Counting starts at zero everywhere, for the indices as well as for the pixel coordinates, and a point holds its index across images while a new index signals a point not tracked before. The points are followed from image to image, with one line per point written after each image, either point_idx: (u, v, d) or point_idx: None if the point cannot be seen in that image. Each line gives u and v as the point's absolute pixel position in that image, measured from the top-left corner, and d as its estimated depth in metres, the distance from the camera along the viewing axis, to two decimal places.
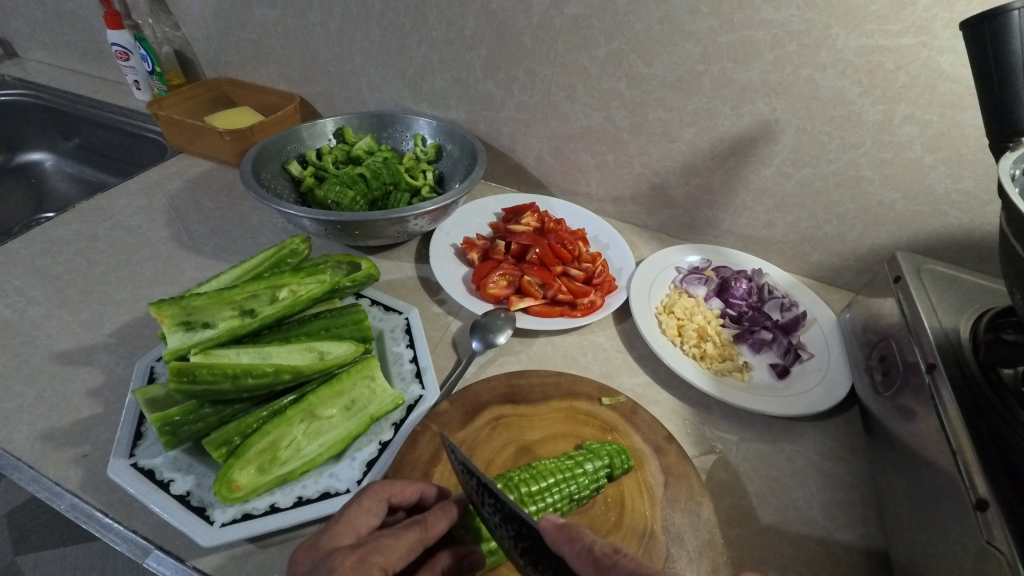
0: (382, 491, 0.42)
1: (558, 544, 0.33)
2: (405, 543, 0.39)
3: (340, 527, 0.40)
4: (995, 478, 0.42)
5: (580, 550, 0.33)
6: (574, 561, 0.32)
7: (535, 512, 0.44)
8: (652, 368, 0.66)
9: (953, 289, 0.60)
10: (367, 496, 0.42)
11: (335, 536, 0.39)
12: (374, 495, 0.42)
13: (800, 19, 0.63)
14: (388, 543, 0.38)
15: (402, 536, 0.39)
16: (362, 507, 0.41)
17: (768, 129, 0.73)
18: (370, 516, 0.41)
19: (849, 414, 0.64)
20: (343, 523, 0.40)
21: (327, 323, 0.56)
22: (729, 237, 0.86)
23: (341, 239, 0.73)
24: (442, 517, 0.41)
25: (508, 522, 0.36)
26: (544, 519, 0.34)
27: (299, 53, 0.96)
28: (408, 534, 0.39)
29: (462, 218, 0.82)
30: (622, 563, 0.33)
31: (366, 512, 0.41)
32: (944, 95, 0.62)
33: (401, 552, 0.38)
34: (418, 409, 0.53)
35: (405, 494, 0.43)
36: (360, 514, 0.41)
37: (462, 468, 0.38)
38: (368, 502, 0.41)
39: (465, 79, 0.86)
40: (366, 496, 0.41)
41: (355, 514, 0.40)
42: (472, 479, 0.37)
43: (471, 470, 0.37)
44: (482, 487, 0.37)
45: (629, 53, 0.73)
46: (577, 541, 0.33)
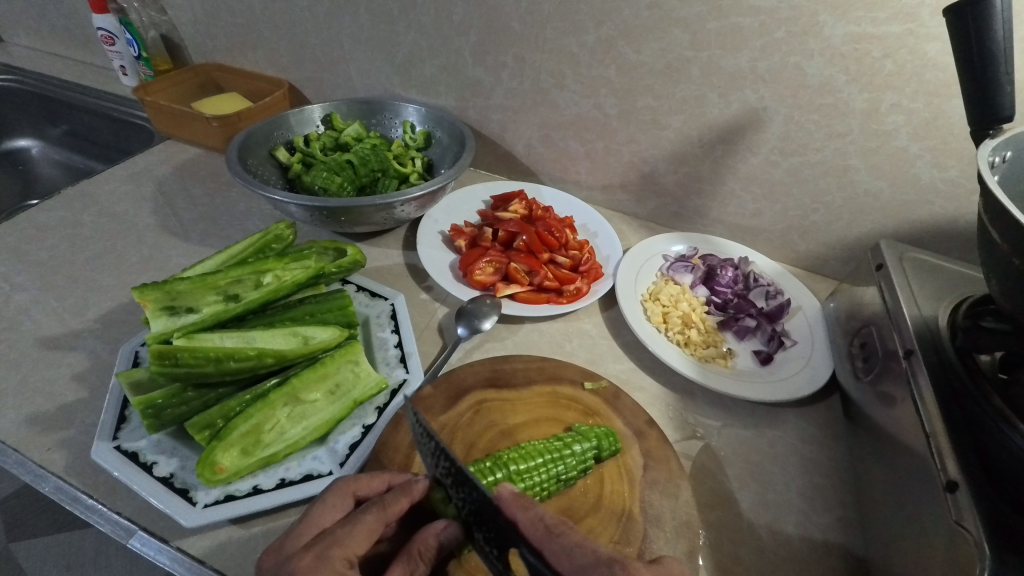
0: (346, 486, 0.42)
1: (513, 510, 0.39)
2: (364, 529, 0.39)
3: (306, 525, 0.40)
4: (964, 460, 0.43)
5: (531, 516, 0.38)
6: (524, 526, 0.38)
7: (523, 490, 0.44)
8: (636, 355, 0.66)
9: (933, 277, 0.60)
10: (332, 494, 0.42)
11: (299, 537, 0.40)
12: (339, 491, 0.42)
13: (788, 6, 0.63)
14: (347, 534, 0.38)
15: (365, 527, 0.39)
16: (328, 503, 0.41)
17: (756, 117, 0.73)
18: (337, 508, 0.41)
19: (831, 401, 0.65)
20: (307, 522, 0.40)
21: (312, 309, 0.56)
22: (718, 226, 0.86)
23: (328, 226, 0.73)
24: (401, 496, 0.41)
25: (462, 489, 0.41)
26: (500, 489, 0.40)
27: (288, 39, 0.95)
28: (371, 523, 0.39)
29: (450, 205, 0.81)
30: (565, 532, 0.38)
31: (331, 508, 0.41)
32: (930, 84, 0.63)
33: (363, 539, 0.39)
34: (401, 394, 0.53)
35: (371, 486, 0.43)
36: (326, 510, 0.41)
37: (424, 433, 0.42)
38: (333, 499, 0.41)
39: (454, 65, 0.85)
40: (332, 492, 0.42)
41: (322, 509, 0.41)
42: (432, 443, 0.42)
43: (431, 436, 0.42)
44: (440, 456, 0.41)
45: (618, 39, 0.73)
46: (530, 508, 0.39)
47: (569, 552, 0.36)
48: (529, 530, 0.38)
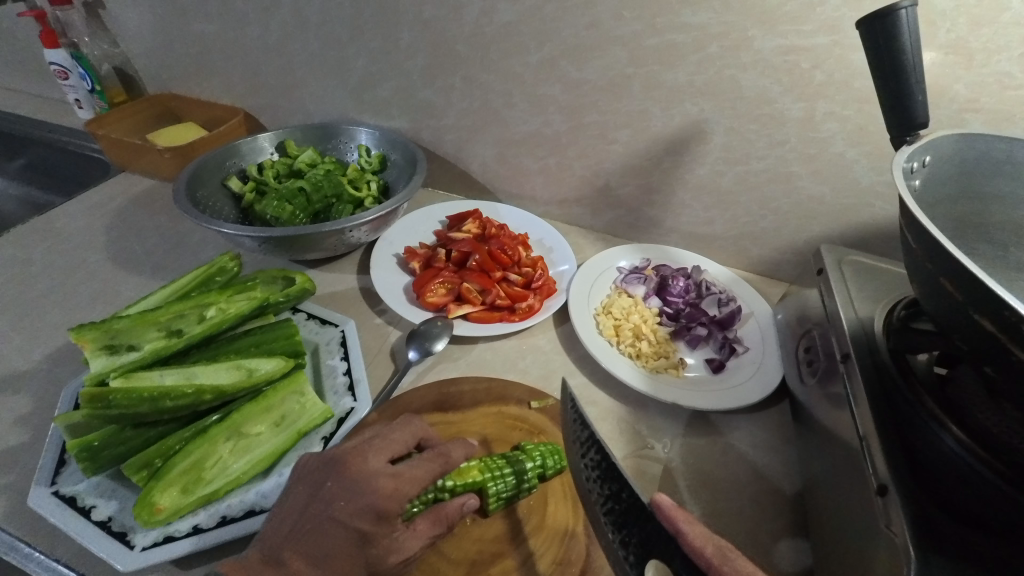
0: (404, 426, 0.49)
1: (676, 521, 0.38)
2: (429, 470, 0.46)
3: (382, 446, 0.46)
4: (894, 464, 0.44)
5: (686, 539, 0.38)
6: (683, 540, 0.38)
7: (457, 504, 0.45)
8: (590, 369, 0.67)
9: (870, 280, 0.62)
10: (404, 431, 0.48)
11: (378, 452, 0.46)
12: (412, 428, 0.49)
13: (719, 21, 0.65)
14: (419, 471, 0.46)
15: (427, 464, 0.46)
16: (396, 437, 0.48)
17: (698, 129, 0.74)
18: (401, 443, 0.48)
19: (782, 405, 0.66)
20: (383, 441, 0.47)
21: (257, 339, 0.56)
22: (673, 235, 0.88)
23: (280, 255, 0.72)
24: (462, 447, 0.48)
25: (604, 482, 0.39)
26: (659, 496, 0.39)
27: (241, 67, 0.95)
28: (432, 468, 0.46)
29: (405, 226, 0.82)
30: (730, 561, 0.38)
31: (403, 437, 0.48)
32: (859, 91, 0.64)
33: (426, 477, 0.46)
34: (348, 421, 0.53)
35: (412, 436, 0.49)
36: (399, 437, 0.48)
37: (579, 419, 0.41)
38: (401, 435, 0.48)
39: (405, 88, 0.86)
40: (408, 429, 0.49)
41: (392, 439, 0.47)
42: (587, 431, 0.40)
43: (588, 423, 0.40)
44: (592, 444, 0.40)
45: (560, 58, 0.74)
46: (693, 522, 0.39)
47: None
48: (703, 546, 0.38)
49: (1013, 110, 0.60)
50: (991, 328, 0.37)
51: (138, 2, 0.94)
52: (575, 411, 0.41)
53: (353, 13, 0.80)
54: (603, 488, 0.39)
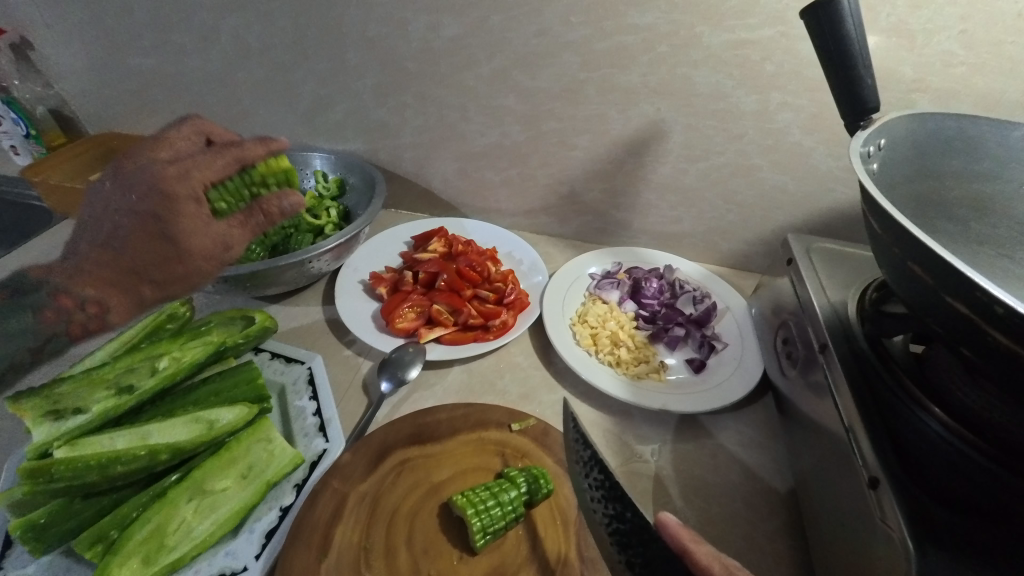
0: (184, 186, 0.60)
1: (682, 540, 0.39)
2: None
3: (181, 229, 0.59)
4: (882, 452, 0.43)
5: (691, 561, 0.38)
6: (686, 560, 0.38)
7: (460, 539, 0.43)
8: (571, 381, 0.65)
9: (840, 266, 0.62)
10: (193, 208, 0.61)
11: None
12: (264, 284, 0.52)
13: (666, 20, 0.64)
14: None
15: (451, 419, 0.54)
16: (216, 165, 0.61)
17: (657, 129, 0.74)
18: (189, 182, 0.59)
19: (766, 399, 0.65)
20: None
21: (217, 388, 0.53)
22: (643, 236, 0.87)
23: (238, 293, 0.69)
24: None
25: (608, 502, 0.38)
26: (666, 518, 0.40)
27: (184, 100, 0.91)
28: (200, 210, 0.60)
29: (369, 250, 0.79)
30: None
31: None
32: (809, 80, 0.65)
33: None
34: (321, 464, 0.51)
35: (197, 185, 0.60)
36: None
37: (580, 438, 0.41)
38: (196, 209, 0.61)
39: (357, 110, 0.84)
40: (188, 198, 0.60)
41: None
42: (589, 450, 0.41)
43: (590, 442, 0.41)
44: (591, 462, 0.40)
45: (512, 68, 0.73)
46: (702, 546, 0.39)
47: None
48: (710, 566, 0.38)
49: (958, 88, 0.61)
50: (963, 309, 0.36)
51: (69, 40, 0.90)
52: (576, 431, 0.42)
53: (297, 36, 0.78)
54: (606, 508, 0.38)
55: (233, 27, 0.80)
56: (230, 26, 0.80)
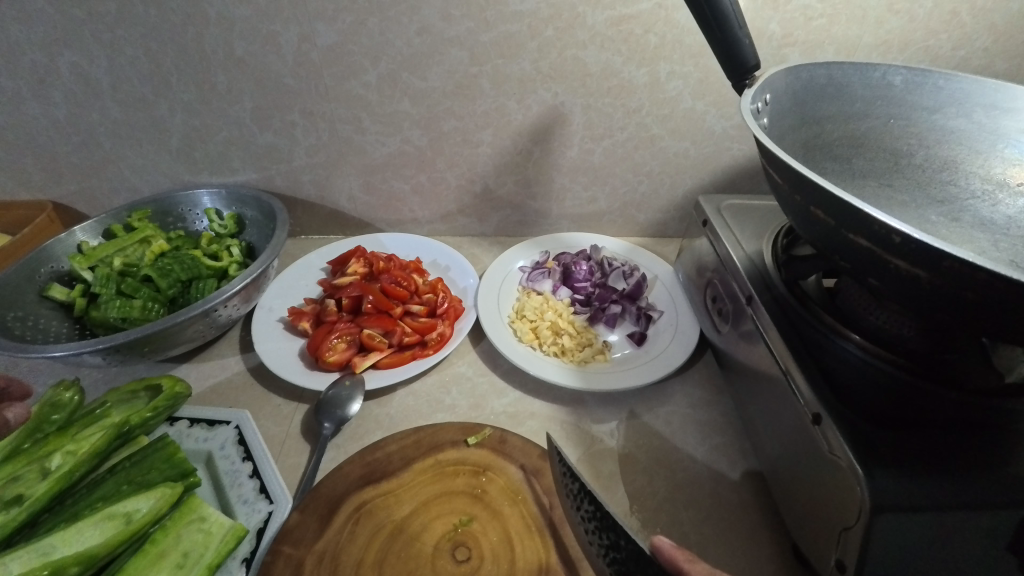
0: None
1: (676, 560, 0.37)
2: None
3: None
4: (816, 385, 0.45)
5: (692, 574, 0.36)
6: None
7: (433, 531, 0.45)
8: (519, 380, 0.64)
9: (749, 219, 0.65)
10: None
11: None
12: None
13: (546, 4, 0.64)
14: None
15: None
16: None
17: (558, 114, 0.74)
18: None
19: (706, 357, 0.68)
20: None
21: (129, 475, 0.47)
22: (563, 221, 0.87)
23: (137, 361, 0.61)
24: None
25: (602, 532, 0.38)
26: (660, 542, 0.39)
27: (30, 153, 0.80)
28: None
29: (283, 286, 0.73)
30: None
31: None
32: (691, 47, 0.67)
33: None
34: (269, 532, 0.46)
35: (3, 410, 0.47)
36: None
37: (568, 471, 0.42)
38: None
39: (240, 137, 0.77)
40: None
41: None
42: (577, 481, 0.40)
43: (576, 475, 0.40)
44: (581, 493, 0.40)
45: (401, 71, 0.70)
46: (697, 561, 0.37)
47: None
48: None
49: (821, 38, 0.66)
50: (865, 243, 0.38)
51: None
52: (564, 464, 0.42)
53: (152, 65, 0.70)
54: (602, 538, 0.38)
55: (72, 62, 0.70)
56: (69, 63, 0.70)
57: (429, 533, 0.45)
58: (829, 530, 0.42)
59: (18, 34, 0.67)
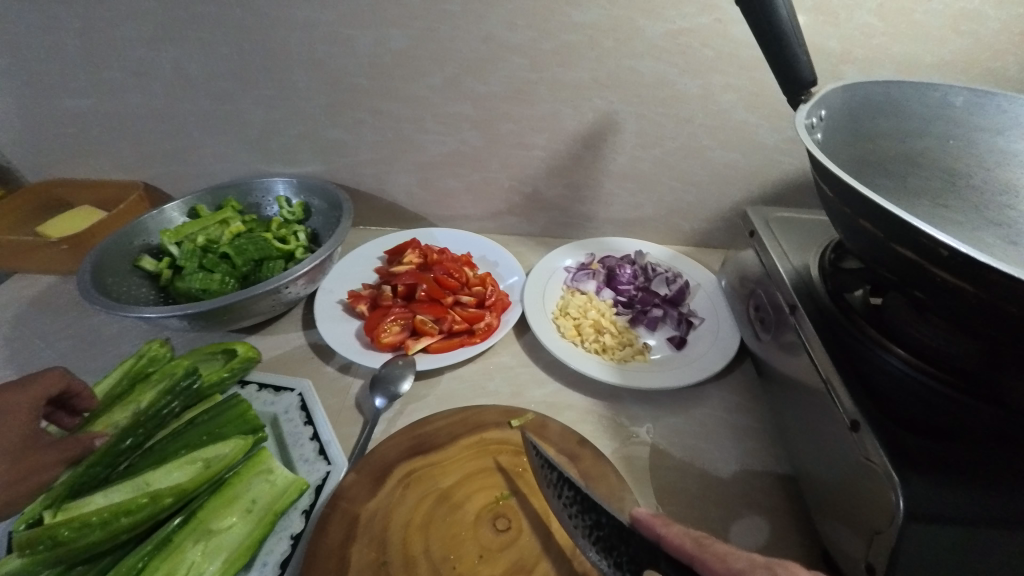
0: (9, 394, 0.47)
1: (654, 527, 0.40)
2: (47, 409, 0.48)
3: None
4: (856, 395, 0.46)
5: (672, 531, 0.39)
6: (671, 541, 0.39)
7: (470, 508, 0.48)
8: (559, 373, 0.67)
9: (796, 231, 0.66)
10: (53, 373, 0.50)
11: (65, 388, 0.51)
12: None
13: (607, 17, 0.67)
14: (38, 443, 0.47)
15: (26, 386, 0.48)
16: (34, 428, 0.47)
17: (611, 121, 0.76)
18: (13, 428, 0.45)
19: (744, 366, 0.69)
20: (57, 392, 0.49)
21: (207, 426, 0.52)
22: (608, 226, 0.90)
23: (213, 328, 0.68)
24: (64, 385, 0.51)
25: (585, 513, 0.43)
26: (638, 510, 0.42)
27: (128, 138, 0.88)
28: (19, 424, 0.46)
29: (343, 271, 0.79)
30: (716, 548, 0.37)
31: None
32: (747, 61, 0.68)
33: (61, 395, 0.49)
34: (327, 488, 0.51)
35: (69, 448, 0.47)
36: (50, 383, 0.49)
37: (546, 463, 0.47)
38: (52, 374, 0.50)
39: (312, 132, 0.83)
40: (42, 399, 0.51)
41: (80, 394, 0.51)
42: (557, 472, 0.46)
43: (555, 465, 0.46)
44: (563, 482, 0.45)
45: (464, 75, 0.74)
46: (672, 523, 0.40)
47: (729, 558, 0.36)
48: (683, 542, 0.38)
49: (880, 56, 0.67)
50: (910, 255, 0.39)
51: None
52: (543, 458, 0.47)
53: (242, 64, 0.77)
54: (584, 519, 0.43)
55: (172, 58, 0.78)
56: (170, 58, 0.78)
57: (472, 503, 0.48)
58: (860, 535, 0.43)
59: (130, 32, 0.76)
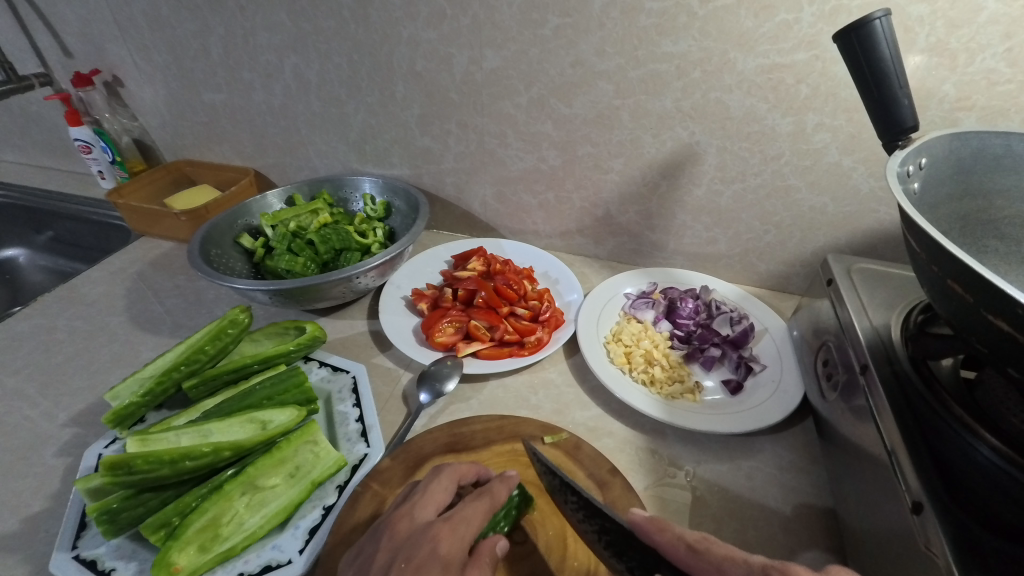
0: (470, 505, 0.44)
1: (650, 533, 0.37)
2: (479, 506, 0.44)
3: (424, 501, 0.46)
4: (926, 476, 0.41)
5: (671, 539, 0.36)
6: (669, 550, 0.36)
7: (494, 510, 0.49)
8: (604, 399, 0.66)
9: (883, 286, 0.61)
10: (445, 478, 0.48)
11: (423, 507, 0.45)
12: None
13: (698, 48, 0.66)
14: (466, 513, 0.43)
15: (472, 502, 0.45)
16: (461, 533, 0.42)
17: (691, 152, 0.75)
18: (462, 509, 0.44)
19: (807, 423, 0.64)
20: (427, 498, 0.46)
21: (268, 392, 0.57)
22: (677, 257, 0.88)
23: (291, 306, 0.74)
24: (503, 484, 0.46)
25: (590, 518, 0.38)
26: (634, 516, 0.38)
27: (249, 130, 1.00)
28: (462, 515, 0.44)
29: (412, 269, 0.83)
30: (713, 549, 0.36)
31: None
32: (847, 101, 0.64)
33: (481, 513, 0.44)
34: (362, 469, 0.53)
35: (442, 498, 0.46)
36: (438, 490, 0.46)
37: (546, 469, 0.42)
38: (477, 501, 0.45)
39: (403, 138, 0.89)
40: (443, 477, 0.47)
41: (434, 491, 0.46)
42: (557, 478, 0.41)
43: (555, 470, 0.41)
44: (564, 487, 0.40)
45: (550, 96, 0.77)
46: (667, 530, 0.37)
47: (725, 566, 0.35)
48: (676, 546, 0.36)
49: (1006, 105, 0.60)
50: (1007, 328, 0.35)
51: (152, 79, 1.00)
52: (543, 463, 0.42)
53: (350, 72, 0.84)
54: (591, 524, 0.38)
55: (294, 64, 0.87)
56: (292, 64, 0.87)
57: None
58: None
59: (263, 39, 0.86)
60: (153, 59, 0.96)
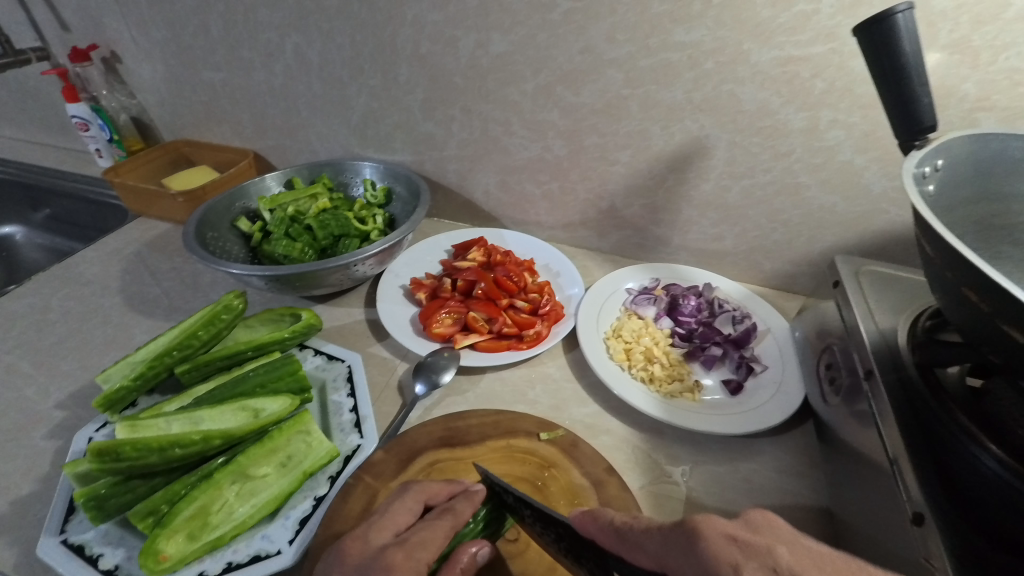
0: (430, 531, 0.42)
1: (585, 524, 0.37)
2: (440, 532, 0.42)
3: (384, 521, 0.43)
4: (930, 488, 0.41)
5: (604, 526, 0.36)
6: (602, 538, 0.36)
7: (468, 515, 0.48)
8: (602, 395, 0.65)
9: (891, 290, 0.59)
10: (409, 496, 0.45)
11: (381, 530, 0.42)
12: None
13: (712, 37, 0.64)
14: (426, 538, 0.42)
15: (435, 530, 0.42)
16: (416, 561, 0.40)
17: (700, 146, 0.73)
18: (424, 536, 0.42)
19: (807, 426, 0.63)
20: (388, 517, 0.43)
21: (262, 379, 0.56)
22: (681, 252, 0.86)
23: (287, 292, 0.73)
24: (467, 504, 0.45)
25: (549, 530, 0.41)
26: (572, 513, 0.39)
27: (249, 111, 0.98)
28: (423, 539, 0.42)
29: (411, 257, 0.82)
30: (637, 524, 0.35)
31: None
32: (863, 97, 0.62)
33: (439, 540, 0.42)
34: (355, 460, 0.53)
35: (406, 516, 0.44)
36: (401, 511, 0.44)
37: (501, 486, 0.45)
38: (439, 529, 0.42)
39: (406, 123, 0.87)
40: (409, 496, 0.45)
41: (396, 513, 0.44)
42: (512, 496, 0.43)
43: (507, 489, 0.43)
44: (521, 504, 0.42)
45: (557, 84, 0.75)
46: (600, 518, 0.37)
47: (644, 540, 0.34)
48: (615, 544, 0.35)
49: None
50: None
51: (151, 56, 0.98)
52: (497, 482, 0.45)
53: (353, 54, 0.82)
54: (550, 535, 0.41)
55: (295, 44, 0.85)
56: (293, 44, 0.85)
57: None
58: None
59: (264, 17, 0.84)
60: (151, 35, 0.94)
